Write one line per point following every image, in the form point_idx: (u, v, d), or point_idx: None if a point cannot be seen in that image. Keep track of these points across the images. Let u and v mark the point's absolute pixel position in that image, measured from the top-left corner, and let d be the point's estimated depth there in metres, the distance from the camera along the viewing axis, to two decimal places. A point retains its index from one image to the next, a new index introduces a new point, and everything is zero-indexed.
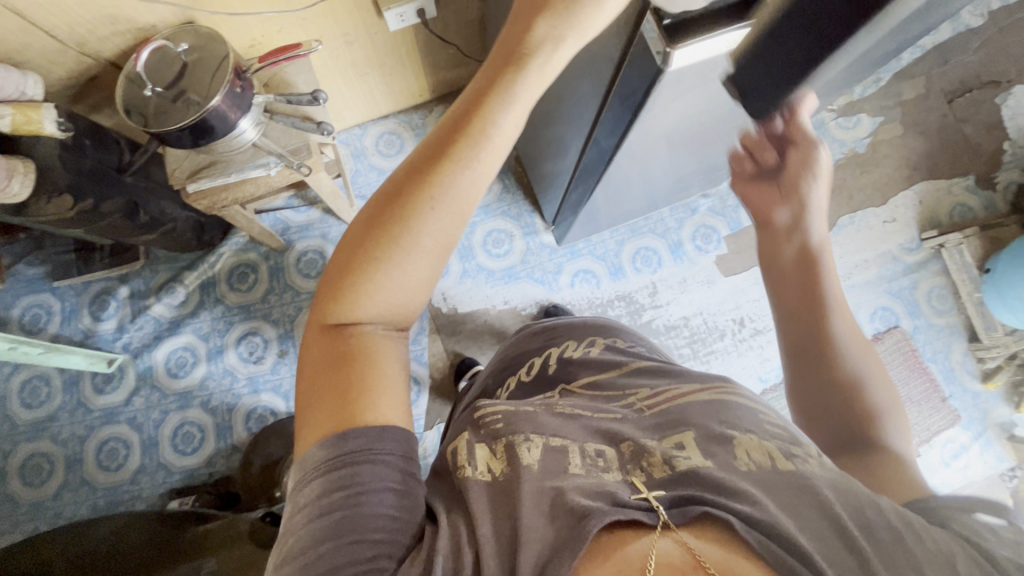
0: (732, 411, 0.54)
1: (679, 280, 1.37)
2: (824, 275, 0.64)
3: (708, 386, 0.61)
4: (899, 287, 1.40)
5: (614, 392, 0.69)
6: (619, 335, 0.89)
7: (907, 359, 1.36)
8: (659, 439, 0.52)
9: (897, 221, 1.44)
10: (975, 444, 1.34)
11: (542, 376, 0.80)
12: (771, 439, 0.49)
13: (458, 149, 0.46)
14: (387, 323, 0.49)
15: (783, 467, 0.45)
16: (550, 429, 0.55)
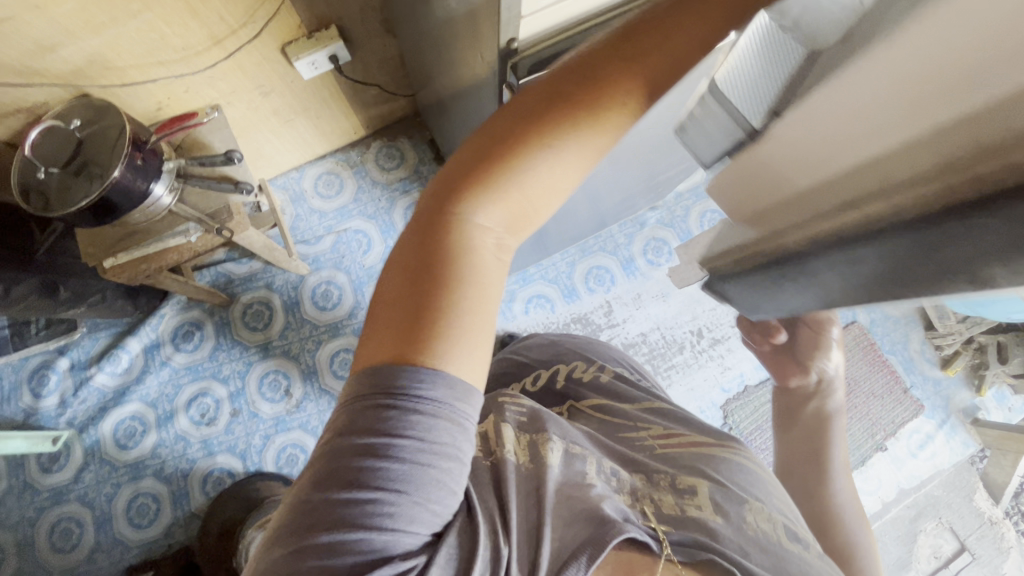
0: (751, 473, 0.60)
1: (634, 296, 1.36)
2: (829, 443, 0.84)
3: (721, 441, 0.64)
4: None
5: (620, 420, 0.71)
6: (631, 369, 0.89)
7: (867, 354, 1.36)
8: (673, 479, 0.57)
9: None
10: (940, 432, 1.34)
11: (549, 389, 0.83)
12: (780, 514, 0.57)
13: (661, 46, 0.41)
14: (502, 230, 0.42)
15: (788, 543, 0.53)
16: (577, 443, 0.58)
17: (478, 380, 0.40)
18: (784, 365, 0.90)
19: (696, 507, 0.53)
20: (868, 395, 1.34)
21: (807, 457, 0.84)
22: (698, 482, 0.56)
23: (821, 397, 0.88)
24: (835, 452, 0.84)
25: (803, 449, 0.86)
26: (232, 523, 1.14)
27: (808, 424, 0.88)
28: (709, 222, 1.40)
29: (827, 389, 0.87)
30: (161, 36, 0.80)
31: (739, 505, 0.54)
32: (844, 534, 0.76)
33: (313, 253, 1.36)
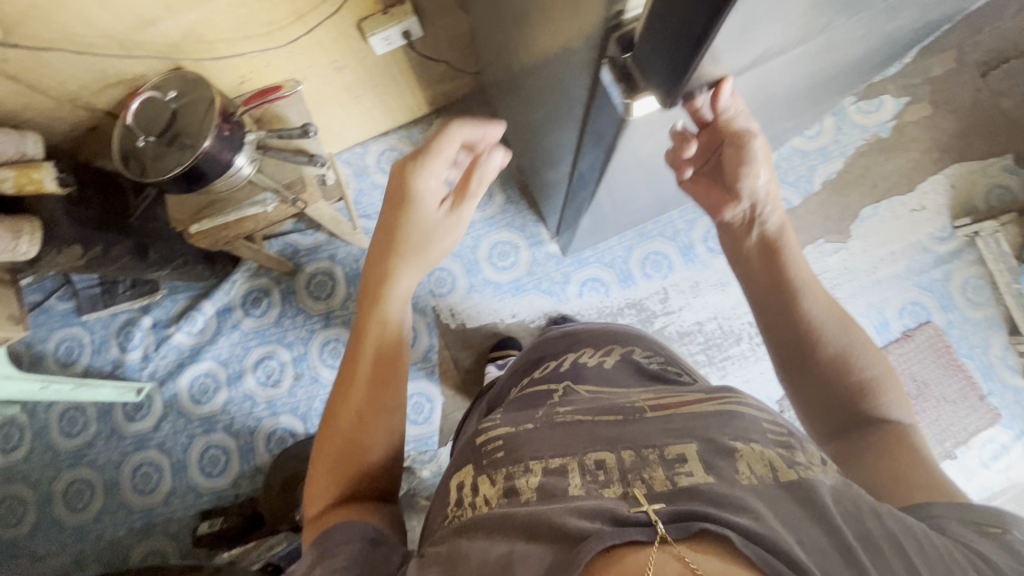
0: (743, 417, 0.52)
1: (691, 284, 1.33)
2: (789, 262, 0.67)
3: (711, 393, 0.57)
4: (930, 279, 1.32)
5: (613, 395, 0.63)
6: (655, 352, 0.81)
7: (940, 356, 1.29)
8: (664, 450, 0.48)
9: (927, 207, 1.35)
10: (1017, 444, 1.26)
11: (551, 373, 0.74)
12: (773, 448, 0.48)
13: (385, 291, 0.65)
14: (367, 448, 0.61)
15: (784, 477, 0.44)
16: (554, 448, 0.52)
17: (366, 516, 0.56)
18: (710, 194, 0.67)
19: (689, 475, 0.44)
20: (937, 401, 1.27)
21: (771, 299, 0.67)
22: (685, 444, 0.48)
23: (762, 222, 0.66)
24: (795, 268, 0.66)
25: (763, 291, 0.68)
26: (294, 481, 1.22)
27: (762, 265, 0.68)
28: None
29: (764, 214, 0.66)
30: (249, 11, 0.83)
31: (729, 457, 0.46)
32: (846, 362, 0.64)
33: (374, 228, 1.39)
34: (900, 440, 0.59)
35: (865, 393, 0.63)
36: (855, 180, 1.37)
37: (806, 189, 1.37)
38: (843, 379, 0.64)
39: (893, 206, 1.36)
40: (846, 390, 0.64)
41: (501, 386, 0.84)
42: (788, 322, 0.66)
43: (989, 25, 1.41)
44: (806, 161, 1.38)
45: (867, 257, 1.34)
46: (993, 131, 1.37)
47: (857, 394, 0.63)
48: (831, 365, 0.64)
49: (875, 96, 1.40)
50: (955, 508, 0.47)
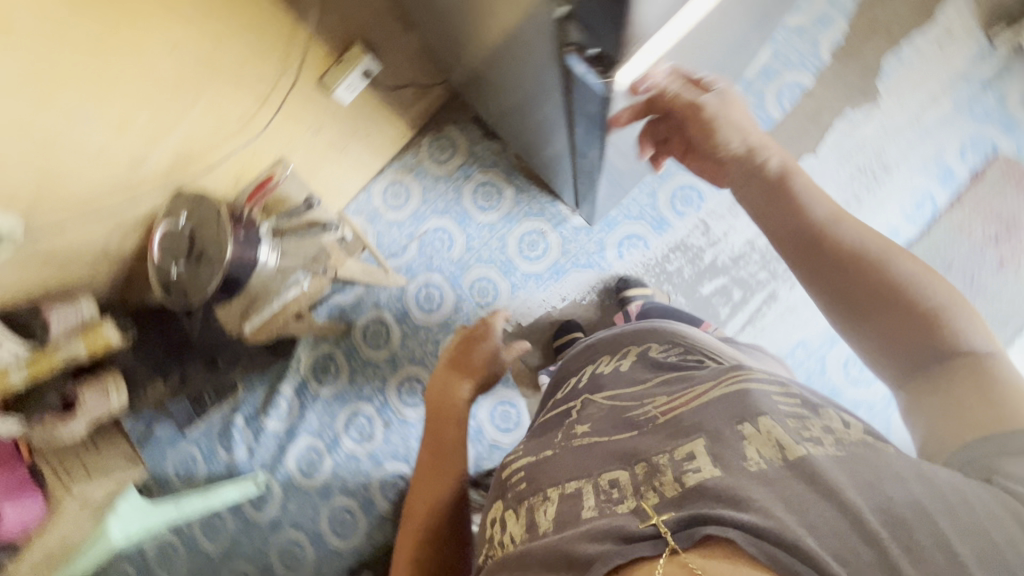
0: (749, 399, 0.51)
1: (729, 205, 1.27)
2: (804, 202, 0.60)
3: (721, 376, 0.57)
4: (984, 107, 1.21)
5: (630, 402, 0.65)
6: (675, 339, 0.76)
7: (1022, 184, 1.18)
8: (672, 453, 0.49)
9: (955, 33, 1.23)
10: None
11: (572, 392, 0.76)
12: (788, 423, 0.48)
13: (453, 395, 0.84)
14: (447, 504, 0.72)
15: (792, 454, 0.44)
16: (569, 475, 0.55)
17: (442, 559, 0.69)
18: (700, 166, 0.71)
19: (696, 471, 0.45)
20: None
21: (801, 244, 0.60)
22: (692, 441, 0.49)
23: (761, 166, 0.64)
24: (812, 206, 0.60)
25: (791, 237, 0.60)
26: None
27: (772, 211, 0.62)
28: (793, 97, 1.26)
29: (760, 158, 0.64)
30: (221, 113, 0.85)
31: (736, 444, 0.46)
32: (907, 292, 0.55)
33: (404, 263, 1.41)
34: (986, 380, 0.51)
35: (935, 323, 0.54)
36: (867, 33, 1.26)
37: (818, 63, 1.26)
38: (908, 311, 0.55)
39: (918, 45, 1.24)
40: (913, 323, 0.54)
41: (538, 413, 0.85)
42: (829, 263, 0.58)
43: None
44: (807, 35, 1.27)
45: (907, 108, 1.23)
46: None
47: (926, 325, 0.54)
48: (889, 300, 0.55)
49: None
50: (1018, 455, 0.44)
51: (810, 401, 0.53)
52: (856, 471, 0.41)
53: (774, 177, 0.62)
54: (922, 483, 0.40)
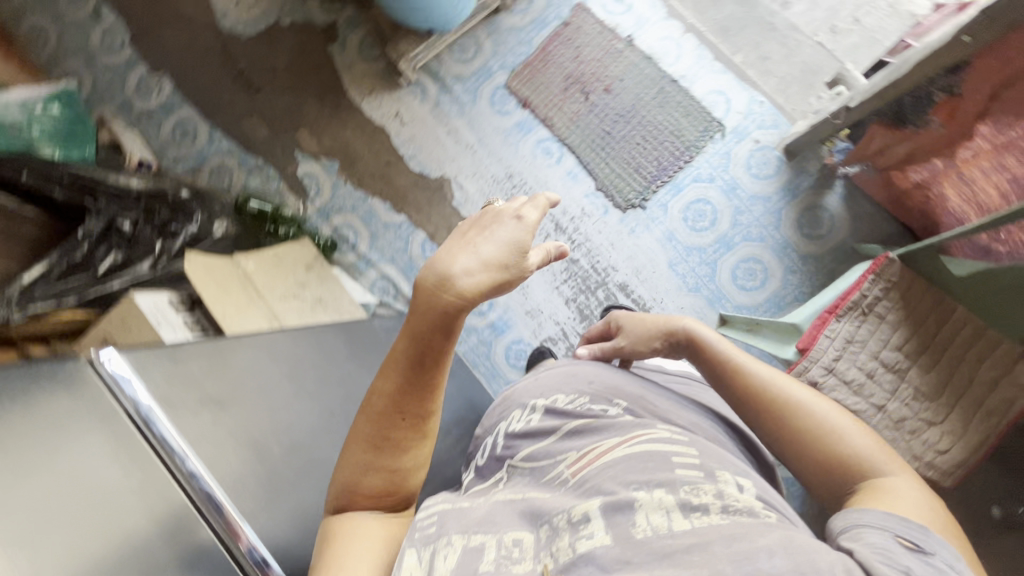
0: (640, 462, 0.55)
1: (530, 315, 1.28)
2: (714, 346, 0.74)
3: (625, 435, 0.62)
4: (465, 93, 1.35)
5: (545, 463, 0.63)
6: (583, 384, 0.74)
7: (537, 70, 1.31)
8: (570, 515, 0.52)
9: (397, 111, 1.38)
10: None
11: (488, 458, 0.70)
12: (687, 490, 0.51)
13: (433, 349, 0.56)
14: (389, 497, 0.58)
15: (680, 525, 0.48)
16: (480, 527, 0.53)
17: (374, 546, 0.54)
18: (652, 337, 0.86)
19: (588, 538, 0.48)
20: (581, 56, 1.29)
21: (715, 378, 0.72)
22: (589, 502, 0.52)
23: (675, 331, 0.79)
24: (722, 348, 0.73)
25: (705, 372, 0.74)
26: None
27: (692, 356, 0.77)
28: (433, 248, 1.34)
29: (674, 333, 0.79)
30: None
31: (630, 510, 0.50)
32: (803, 414, 0.63)
33: None
34: (874, 491, 0.55)
35: (829, 443, 0.60)
36: (386, 180, 1.38)
37: (405, 223, 1.36)
38: (798, 431, 0.62)
39: (402, 139, 1.37)
40: (810, 443, 0.61)
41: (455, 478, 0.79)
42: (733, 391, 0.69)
43: (209, 93, 1.46)
44: (378, 230, 1.37)
45: (458, 152, 1.35)
46: (309, 66, 1.42)
47: (820, 447, 0.60)
48: (784, 421, 0.63)
49: (300, 179, 1.41)
50: (880, 519, 0.49)
51: (700, 459, 0.56)
52: (726, 544, 0.44)
53: (687, 340, 0.78)
54: (784, 555, 0.42)
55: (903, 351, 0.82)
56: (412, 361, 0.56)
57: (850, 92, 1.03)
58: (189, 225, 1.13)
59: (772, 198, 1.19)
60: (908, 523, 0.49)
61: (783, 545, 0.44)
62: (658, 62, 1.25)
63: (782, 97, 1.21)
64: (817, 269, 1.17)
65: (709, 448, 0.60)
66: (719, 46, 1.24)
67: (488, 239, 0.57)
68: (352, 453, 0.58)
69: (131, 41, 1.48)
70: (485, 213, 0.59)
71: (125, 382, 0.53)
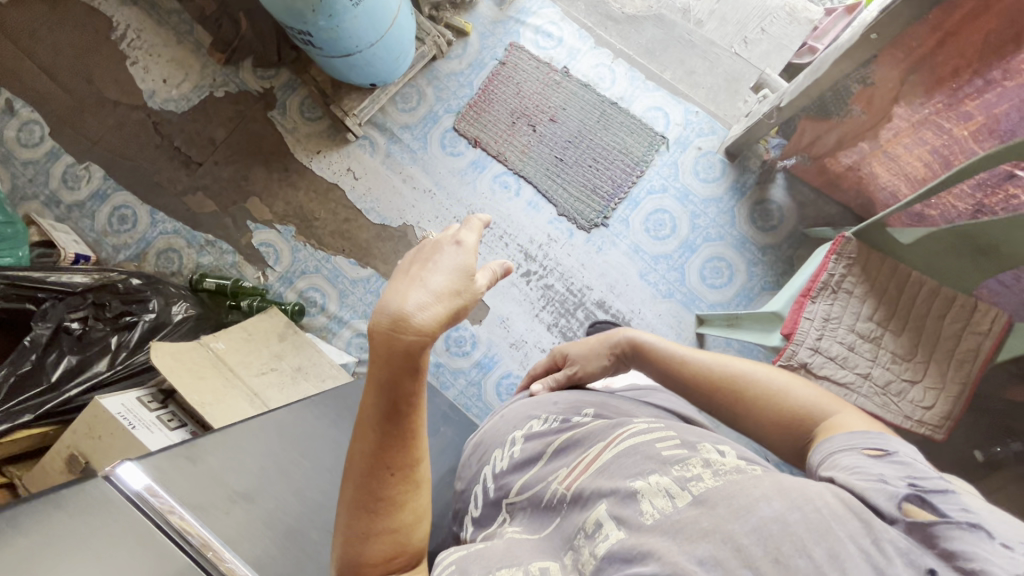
0: (629, 457, 0.52)
1: (515, 346, 1.28)
2: (655, 348, 0.76)
3: (608, 437, 0.59)
4: (414, 140, 1.36)
5: (540, 487, 0.61)
6: (549, 406, 0.74)
7: (482, 109, 1.34)
8: (585, 526, 0.49)
9: (348, 166, 1.37)
10: (531, 23, 1.36)
11: (485, 505, 0.67)
12: (674, 468, 0.48)
13: (407, 394, 0.52)
14: (402, 555, 0.55)
15: (684, 500, 0.44)
16: (500, 561, 0.51)
17: None
18: None
19: (604, 540, 0.45)
20: (522, 91, 1.34)
21: (664, 377, 0.74)
22: (597, 509, 0.49)
23: (616, 342, 0.81)
24: (663, 348, 0.76)
25: (654, 371, 0.76)
26: None
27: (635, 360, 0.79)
28: None
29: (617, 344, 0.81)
30: None
31: (631, 501, 0.46)
32: (750, 380, 0.65)
33: None
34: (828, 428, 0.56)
35: (780, 399, 0.62)
36: (347, 236, 1.35)
37: (373, 276, 1.34)
38: (751, 395, 0.64)
39: (357, 192, 1.36)
40: (766, 406, 0.62)
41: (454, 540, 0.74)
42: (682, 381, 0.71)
43: (144, 173, 1.40)
44: (346, 288, 1.34)
45: (416, 198, 1.35)
46: (250, 134, 1.39)
47: (774, 405, 0.62)
48: (735, 392, 0.65)
49: (257, 249, 1.36)
50: (848, 442, 0.51)
51: (679, 438, 0.53)
52: (729, 504, 0.40)
53: (628, 346, 0.80)
54: (779, 493, 0.39)
55: (874, 320, 0.88)
56: (388, 411, 0.53)
57: (775, 93, 1.12)
58: (146, 313, 1.08)
59: (723, 198, 1.26)
60: (867, 435, 0.51)
61: (782, 488, 0.39)
62: (595, 88, 1.32)
63: (713, 105, 1.30)
64: (776, 258, 1.24)
65: (687, 429, 0.57)
66: (648, 66, 1.32)
67: (435, 270, 0.53)
68: (349, 525, 0.54)
69: (51, 133, 1.41)
70: (423, 247, 0.56)
71: (146, 490, 0.48)
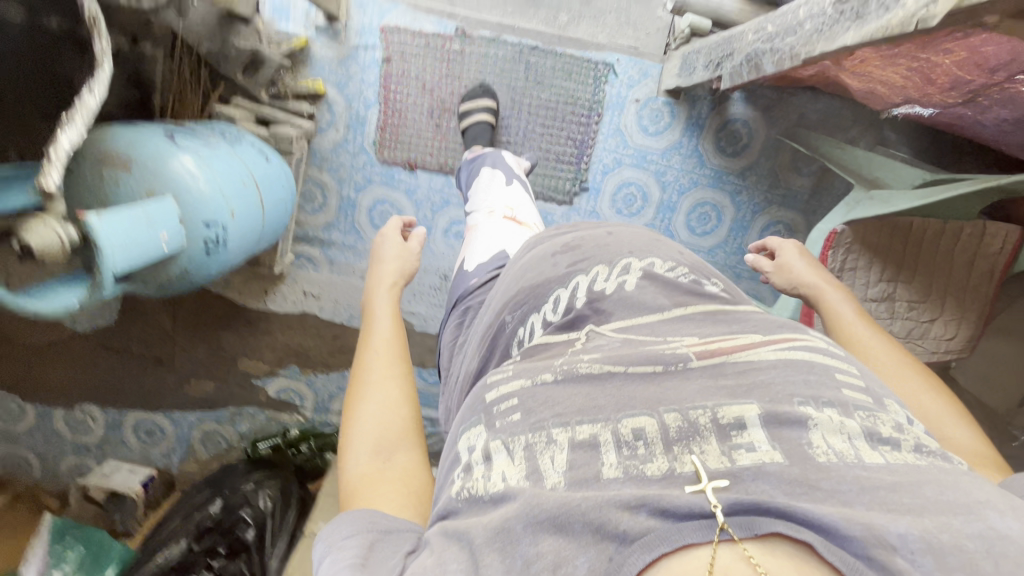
0: (798, 374, 0.36)
1: None
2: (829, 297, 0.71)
3: (766, 329, 0.43)
4: (345, 233, 1.23)
5: (651, 341, 0.44)
6: (677, 252, 0.57)
7: (392, 170, 1.18)
8: (717, 413, 0.34)
9: (302, 291, 1.28)
10: (382, 45, 1.09)
11: (565, 313, 0.50)
12: (860, 418, 0.33)
13: (384, 317, 0.69)
14: (401, 432, 0.54)
15: (871, 458, 0.30)
16: (582, 410, 0.38)
17: (405, 494, 0.49)
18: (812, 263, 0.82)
19: (749, 450, 0.31)
20: (427, 84, 1.11)
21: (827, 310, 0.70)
22: (745, 406, 0.34)
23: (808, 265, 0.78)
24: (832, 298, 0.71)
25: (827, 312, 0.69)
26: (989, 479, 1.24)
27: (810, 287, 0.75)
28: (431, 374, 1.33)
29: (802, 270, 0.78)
30: None
31: (801, 425, 0.32)
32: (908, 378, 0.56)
33: None
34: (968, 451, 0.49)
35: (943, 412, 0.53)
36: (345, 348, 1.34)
37: None
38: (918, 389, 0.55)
39: (327, 309, 1.30)
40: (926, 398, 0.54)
41: (473, 366, 0.56)
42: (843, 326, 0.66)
43: (132, 389, 1.37)
44: None
45: None
46: (193, 308, 1.30)
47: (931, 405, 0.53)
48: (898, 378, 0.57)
49: (279, 398, 1.39)
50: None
51: (865, 381, 0.38)
52: (941, 488, 0.27)
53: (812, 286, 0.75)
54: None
55: (884, 279, 0.85)
56: (376, 325, 0.67)
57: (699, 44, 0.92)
58: (247, 527, 1.16)
59: (682, 142, 1.13)
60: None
61: (1013, 507, 0.27)
62: (497, 83, 1.10)
63: (631, 29, 1.09)
64: (759, 176, 1.15)
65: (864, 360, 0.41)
66: (539, 28, 1.09)
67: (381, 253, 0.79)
68: (357, 395, 0.58)
69: (24, 400, 1.37)
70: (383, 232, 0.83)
71: None
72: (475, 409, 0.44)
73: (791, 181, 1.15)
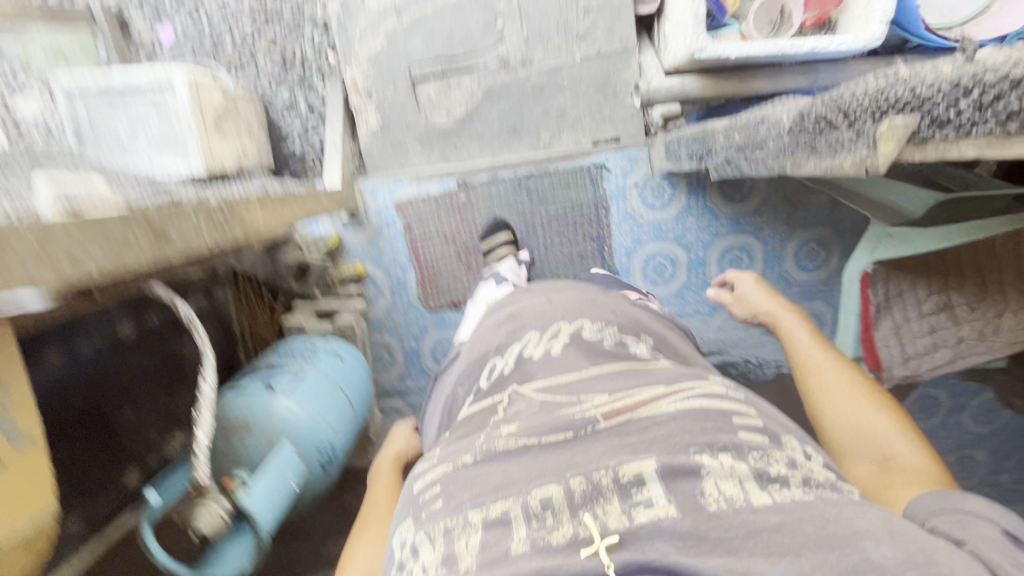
0: (695, 425, 0.45)
1: None
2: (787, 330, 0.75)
3: (668, 382, 0.51)
4: (417, 380, 1.35)
5: (565, 401, 0.51)
6: (607, 313, 0.68)
7: (441, 316, 1.29)
8: (618, 473, 0.41)
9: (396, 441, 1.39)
10: (400, 220, 1.23)
11: (495, 380, 0.60)
12: (738, 457, 0.41)
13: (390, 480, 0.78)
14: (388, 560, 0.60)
15: (756, 499, 0.38)
16: (495, 488, 0.42)
17: None
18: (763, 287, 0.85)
19: (647, 507, 0.38)
20: (448, 235, 1.23)
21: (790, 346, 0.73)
22: (643, 462, 0.41)
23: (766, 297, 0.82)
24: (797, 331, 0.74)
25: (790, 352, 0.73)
26: None
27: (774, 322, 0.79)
28: None
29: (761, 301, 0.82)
30: None
31: (693, 477, 0.40)
32: (856, 407, 0.61)
33: None
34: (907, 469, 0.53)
35: (882, 432, 0.57)
36: None
37: None
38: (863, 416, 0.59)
39: None
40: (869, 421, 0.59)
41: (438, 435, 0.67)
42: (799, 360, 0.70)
43: None
44: None
45: None
46: None
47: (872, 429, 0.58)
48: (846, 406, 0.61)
49: None
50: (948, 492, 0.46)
51: (763, 423, 0.47)
52: (820, 526, 0.35)
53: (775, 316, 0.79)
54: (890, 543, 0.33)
55: (935, 291, 0.84)
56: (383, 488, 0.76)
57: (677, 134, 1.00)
58: None
59: (690, 205, 1.18)
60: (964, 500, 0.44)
61: (888, 531, 0.34)
62: (507, 215, 1.22)
63: (608, 123, 1.17)
64: (775, 209, 1.18)
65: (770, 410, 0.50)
66: (529, 154, 1.20)
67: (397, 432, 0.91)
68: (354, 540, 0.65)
69: None
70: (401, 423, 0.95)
71: None
72: (405, 503, 0.47)
73: (808, 202, 1.17)
